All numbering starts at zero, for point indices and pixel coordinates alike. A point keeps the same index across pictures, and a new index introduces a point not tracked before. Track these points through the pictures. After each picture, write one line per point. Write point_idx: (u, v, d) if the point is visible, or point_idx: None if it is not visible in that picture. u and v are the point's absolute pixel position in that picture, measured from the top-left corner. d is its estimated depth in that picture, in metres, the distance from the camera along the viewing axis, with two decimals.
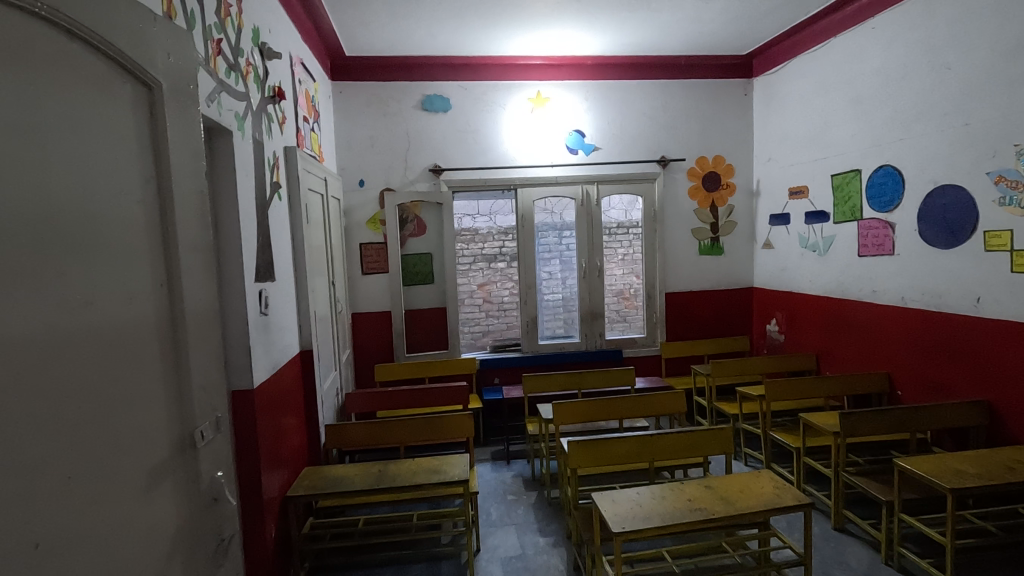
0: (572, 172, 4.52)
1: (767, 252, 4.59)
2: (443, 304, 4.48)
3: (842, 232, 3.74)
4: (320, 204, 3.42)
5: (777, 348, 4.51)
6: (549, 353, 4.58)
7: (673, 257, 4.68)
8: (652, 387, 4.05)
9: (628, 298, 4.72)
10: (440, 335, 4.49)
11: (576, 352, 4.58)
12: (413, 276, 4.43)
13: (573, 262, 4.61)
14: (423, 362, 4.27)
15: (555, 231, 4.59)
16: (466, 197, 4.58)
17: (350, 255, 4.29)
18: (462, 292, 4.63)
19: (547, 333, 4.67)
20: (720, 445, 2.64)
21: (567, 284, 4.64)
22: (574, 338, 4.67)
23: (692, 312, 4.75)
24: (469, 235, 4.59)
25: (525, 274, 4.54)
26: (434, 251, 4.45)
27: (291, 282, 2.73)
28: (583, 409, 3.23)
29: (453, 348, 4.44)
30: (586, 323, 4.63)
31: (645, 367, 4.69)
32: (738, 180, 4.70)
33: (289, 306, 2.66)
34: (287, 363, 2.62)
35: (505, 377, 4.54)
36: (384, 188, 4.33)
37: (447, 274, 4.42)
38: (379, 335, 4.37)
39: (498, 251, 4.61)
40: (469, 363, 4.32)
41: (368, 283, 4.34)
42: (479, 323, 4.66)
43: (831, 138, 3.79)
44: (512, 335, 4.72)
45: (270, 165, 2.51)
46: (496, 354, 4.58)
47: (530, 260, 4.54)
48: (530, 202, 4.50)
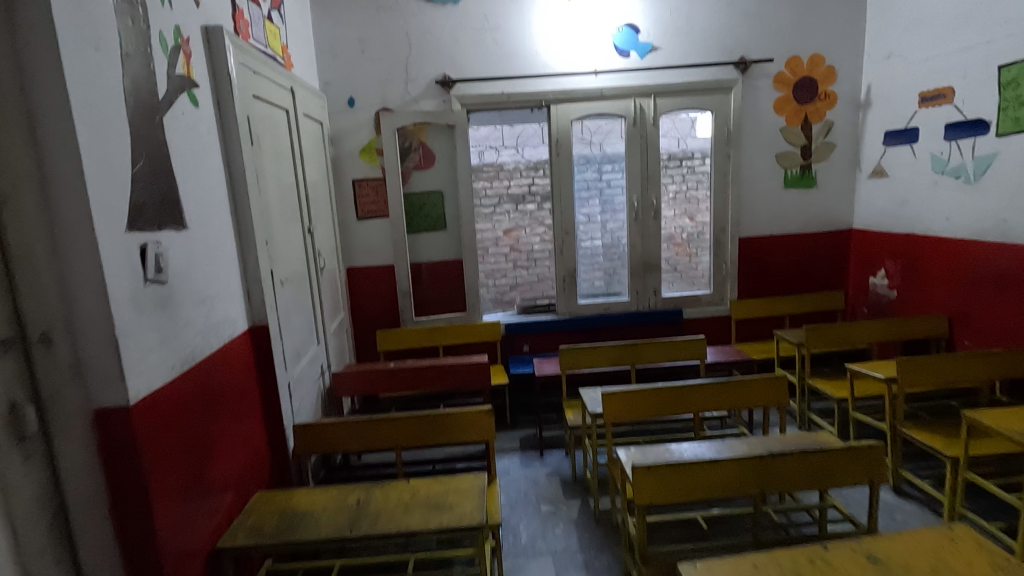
0: (622, 81, 3.47)
1: (876, 182, 3.51)
2: (457, 255, 3.60)
3: (1009, 149, 2.66)
4: (284, 124, 2.51)
5: (882, 307, 3.51)
6: (590, 314, 3.68)
7: (751, 192, 3.65)
8: (728, 359, 3.14)
9: (680, 245, 3.78)
10: (457, 294, 3.65)
11: (624, 313, 3.67)
12: (418, 221, 3.54)
13: (622, 201, 3.64)
14: (435, 328, 3.46)
15: (589, 164, 3.64)
16: (485, 122, 3.78)
17: (341, 197, 3.42)
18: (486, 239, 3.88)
19: (586, 290, 3.77)
20: (861, 470, 1.75)
21: (613, 229, 3.71)
22: (621, 296, 3.76)
23: (773, 262, 3.75)
24: (494, 170, 3.83)
25: (560, 217, 3.59)
26: (445, 190, 3.54)
27: (221, 230, 1.87)
28: (644, 402, 2.36)
29: (472, 309, 3.60)
30: (638, 277, 3.70)
31: (710, 330, 3.76)
32: (840, 88, 3.57)
33: (216, 264, 1.82)
34: (220, 349, 1.81)
35: (536, 346, 3.68)
36: (380, 108, 3.38)
37: (463, 219, 3.52)
38: (380, 295, 3.55)
39: (526, 189, 3.82)
40: (491, 328, 3.51)
41: (364, 232, 3.48)
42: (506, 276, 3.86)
43: (1003, 12, 2.64)
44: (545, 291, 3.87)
45: (168, 47, 1.61)
46: (524, 317, 3.71)
47: (567, 198, 3.58)
48: (566, 122, 3.50)
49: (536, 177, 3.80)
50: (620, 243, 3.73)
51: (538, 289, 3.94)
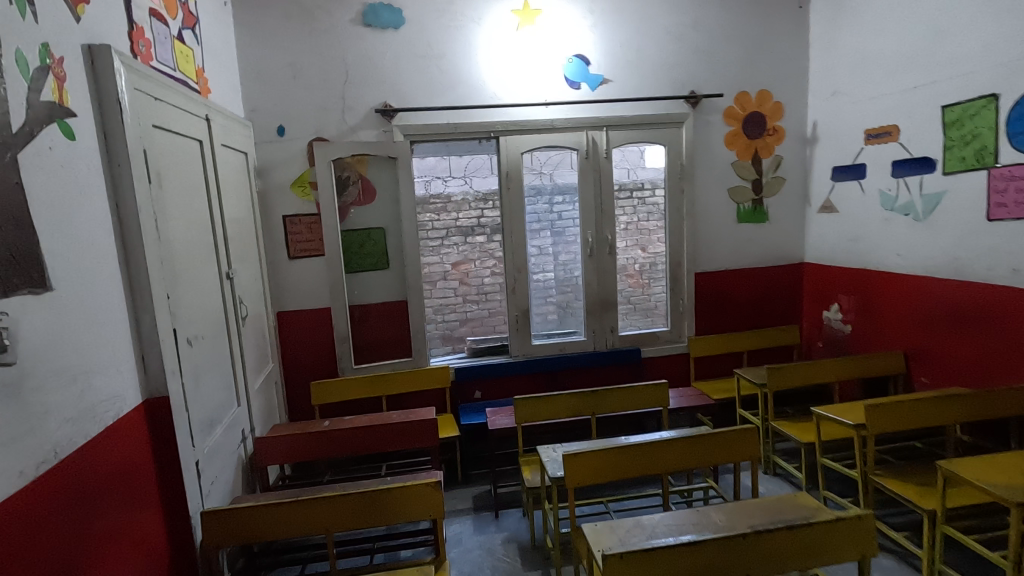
0: (573, 113, 3.34)
1: (826, 217, 3.51)
2: (402, 296, 3.31)
3: (957, 187, 2.67)
4: (197, 157, 2.20)
5: (838, 342, 3.47)
6: (546, 356, 3.47)
7: (705, 227, 3.57)
8: (690, 402, 2.99)
9: (634, 277, 3.63)
10: (401, 338, 3.35)
11: (581, 354, 3.48)
12: (358, 260, 3.24)
13: (577, 236, 3.48)
14: (378, 376, 3.16)
15: (540, 196, 3.46)
16: (435, 148, 3.47)
17: (271, 234, 3.10)
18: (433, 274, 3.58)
19: (540, 330, 3.57)
20: (851, 544, 1.58)
21: (569, 264, 3.51)
22: (577, 335, 3.58)
23: (729, 297, 3.67)
24: (441, 203, 3.51)
25: (512, 254, 3.39)
26: (387, 225, 3.26)
27: (106, 288, 1.55)
28: (609, 463, 2.14)
29: (418, 354, 3.31)
30: (594, 316, 3.53)
31: (669, 369, 3.62)
32: (788, 124, 3.58)
33: (97, 329, 1.49)
34: (101, 436, 1.46)
35: (489, 392, 3.43)
36: (314, 138, 3.10)
37: (407, 257, 3.25)
38: (316, 342, 3.21)
39: (475, 222, 3.53)
40: (438, 375, 3.25)
41: (297, 273, 3.16)
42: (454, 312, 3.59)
43: (945, 53, 2.69)
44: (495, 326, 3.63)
45: (29, 66, 1.31)
46: (475, 360, 3.45)
47: (519, 234, 3.38)
48: (517, 154, 3.33)
49: (484, 209, 3.53)
50: (577, 279, 3.54)
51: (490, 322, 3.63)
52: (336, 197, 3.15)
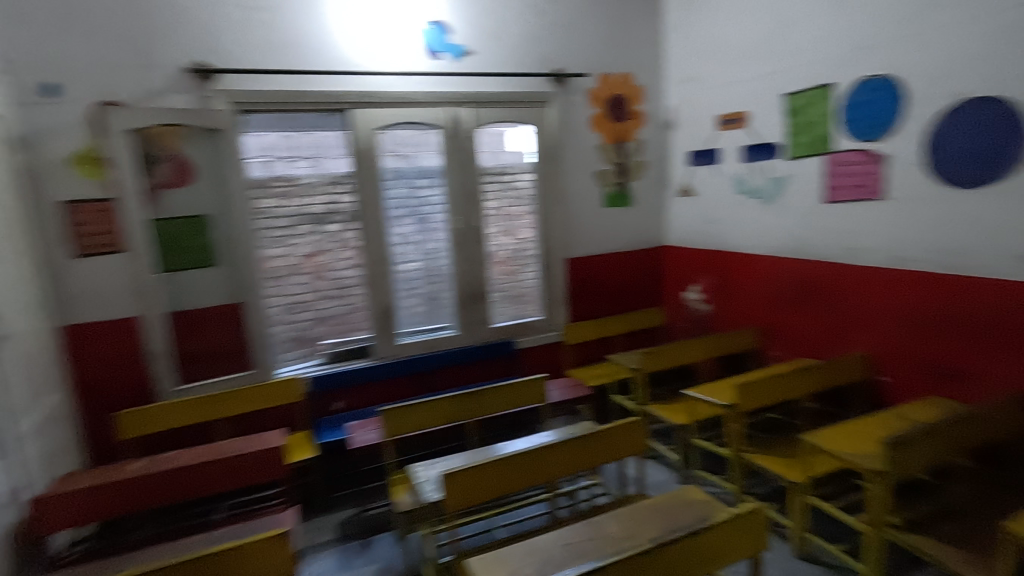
0: (434, 87, 3.02)
1: (684, 201, 3.61)
2: (237, 298, 2.78)
3: (800, 172, 2.84)
4: None
5: (699, 322, 3.60)
6: (415, 357, 3.14)
7: (574, 211, 3.48)
8: (568, 394, 2.88)
9: (504, 264, 3.37)
10: (238, 348, 2.81)
11: (453, 350, 3.23)
12: (175, 256, 2.63)
13: (443, 223, 3.18)
14: (210, 397, 2.62)
15: (402, 176, 3.05)
16: (275, 119, 2.81)
17: (43, 227, 2.37)
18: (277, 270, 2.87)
19: (407, 329, 3.19)
20: (745, 540, 1.53)
21: (437, 253, 3.20)
22: (449, 331, 3.29)
23: (599, 282, 3.63)
24: (286, 185, 2.84)
25: (369, 243, 3.01)
26: (213, 213, 2.70)
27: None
28: (491, 478, 1.90)
29: (262, 366, 2.83)
30: (465, 309, 3.28)
31: (544, 360, 3.50)
32: (648, 108, 3.60)
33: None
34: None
35: (352, 402, 3.02)
36: (101, 101, 2.42)
37: (242, 250, 2.73)
38: (120, 361, 2.56)
39: (329, 208, 2.93)
40: (288, 390, 2.76)
41: (88, 275, 2.47)
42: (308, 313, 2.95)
43: (787, 43, 2.83)
44: (358, 332, 3.09)
45: None
46: (334, 368, 3.00)
47: (376, 220, 3.01)
48: (370, 131, 2.93)
49: (339, 193, 2.95)
50: (446, 267, 3.23)
51: (352, 322, 3.07)
52: (140, 178, 2.51)
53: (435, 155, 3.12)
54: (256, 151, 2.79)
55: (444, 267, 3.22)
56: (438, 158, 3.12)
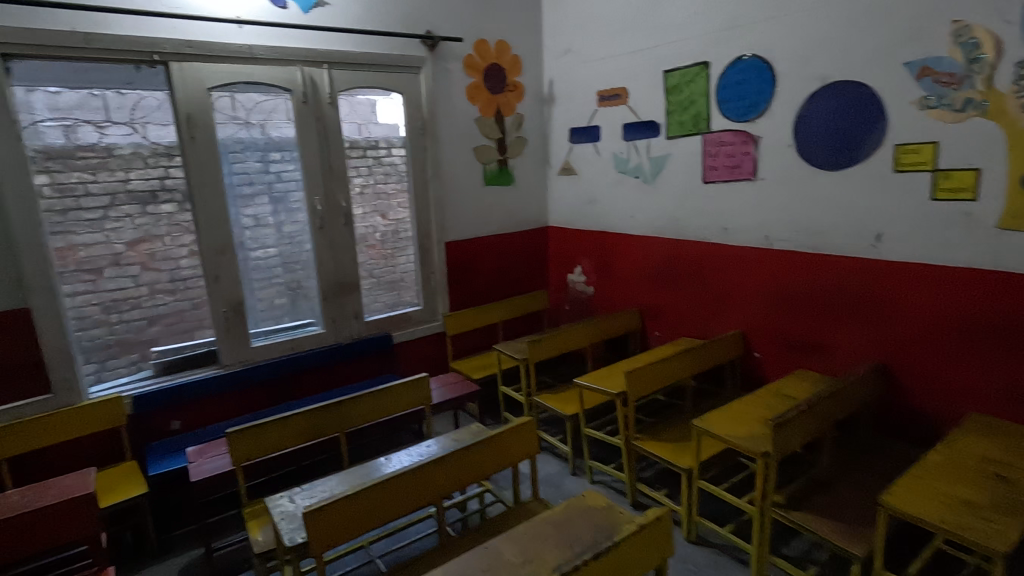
0: (280, 41, 2.54)
1: (565, 180, 3.49)
2: (20, 302, 2.12)
3: (678, 151, 2.82)
4: None
5: (582, 304, 3.54)
6: (272, 359, 2.70)
7: (452, 190, 3.20)
8: (452, 391, 2.64)
9: (377, 249, 3.02)
10: (26, 369, 2.16)
11: (320, 350, 2.83)
12: None
13: (300, 203, 2.72)
14: None
15: (243, 147, 2.56)
16: (70, 72, 2.22)
17: None
18: (91, 259, 2.30)
19: (261, 327, 2.72)
20: (653, 549, 1.41)
21: (294, 239, 2.75)
22: (314, 328, 2.87)
23: (480, 266, 3.41)
24: (98, 157, 2.27)
25: (207, 229, 2.47)
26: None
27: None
28: (366, 509, 1.60)
29: (64, 388, 2.22)
30: (332, 302, 2.87)
31: (424, 352, 3.22)
32: (525, 80, 3.40)
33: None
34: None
35: (193, 419, 2.52)
36: None
37: (23, 241, 2.09)
38: None
39: (158, 183, 2.40)
40: (106, 411, 2.22)
41: None
42: (136, 308, 2.43)
43: (664, 18, 2.76)
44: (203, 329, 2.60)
45: None
46: (166, 382, 2.45)
47: (218, 200, 2.48)
48: (200, 89, 2.38)
49: (170, 166, 2.43)
50: (306, 254, 2.79)
51: (196, 320, 2.57)
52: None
53: (287, 123, 2.65)
54: (47, 112, 2.19)
55: (304, 254, 2.79)
56: (290, 127, 2.66)
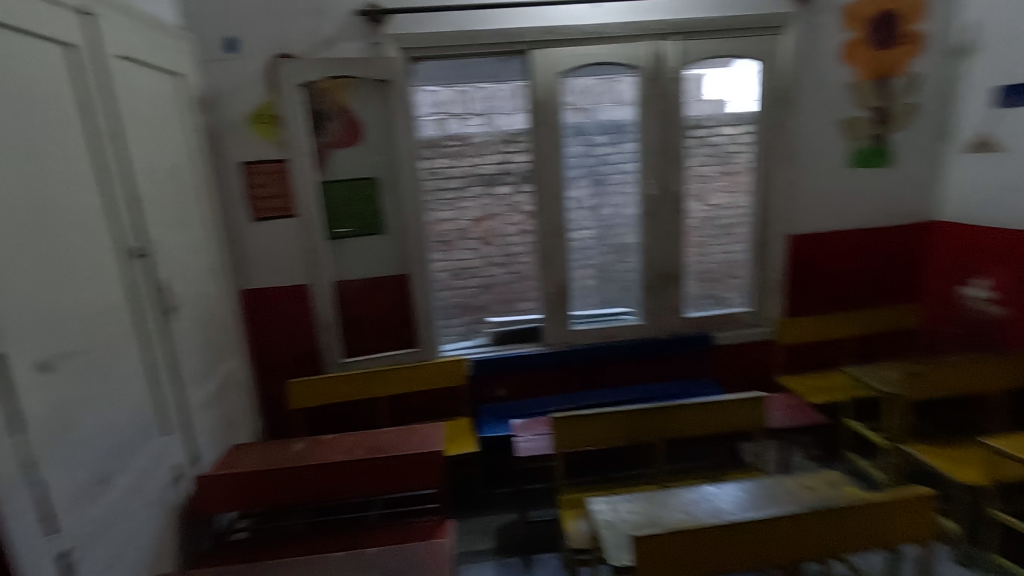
0: (633, 17, 2.42)
1: (977, 159, 2.56)
2: (402, 270, 2.53)
3: None
4: (61, 69, 1.39)
5: (982, 330, 2.58)
6: (590, 345, 2.68)
7: (806, 173, 2.67)
8: (789, 416, 2.20)
9: (707, 240, 2.72)
10: (402, 325, 2.58)
11: (633, 341, 2.70)
12: (343, 222, 2.42)
13: (630, 189, 2.62)
14: (371, 373, 2.46)
15: (576, 136, 2.53)
16: (449, 71, 2.46)
17: (224, 190, 2.31)
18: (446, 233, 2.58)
19: (581, 312, 2.72)
20: None
21: (611, 226, 2.65)
22: (632, 319, 2.75)
23: (830, 267, 2.79)
24: (458, 146, 2.51)
25: (548, 213, 2.57)
26: (381, 175, 2.43)
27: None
28: (701, 550, 1.37)
29: (425, 345, 2.58)
30: (652, 293, 2.71)
31: (746, 360, 2.81)
32: (930, 27, 2.57)
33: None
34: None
35: (516, 390, 2.68)
36: (277, 55, 2.25)
37: (408, 217, 2.45)
38: (291, 329, 2.47)
39: (500, 168, 2.54)
40: (454, 370, 2.53)
41: (263, 240, 2.38)
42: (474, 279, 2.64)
43: None
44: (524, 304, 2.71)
45: None
46: (500, 352, 2.66)
47: (558, 184, 2.55)
48: (553, 77, 2.44)
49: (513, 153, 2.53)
50: (624, 242, 2.68)
51: (518, 294, 2.69)
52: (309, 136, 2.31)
53: (624, 104, 2.54)
54: (428, 107, 2.48)
55: (621, 243, 2.67)
56: (628, 108, 2.54)
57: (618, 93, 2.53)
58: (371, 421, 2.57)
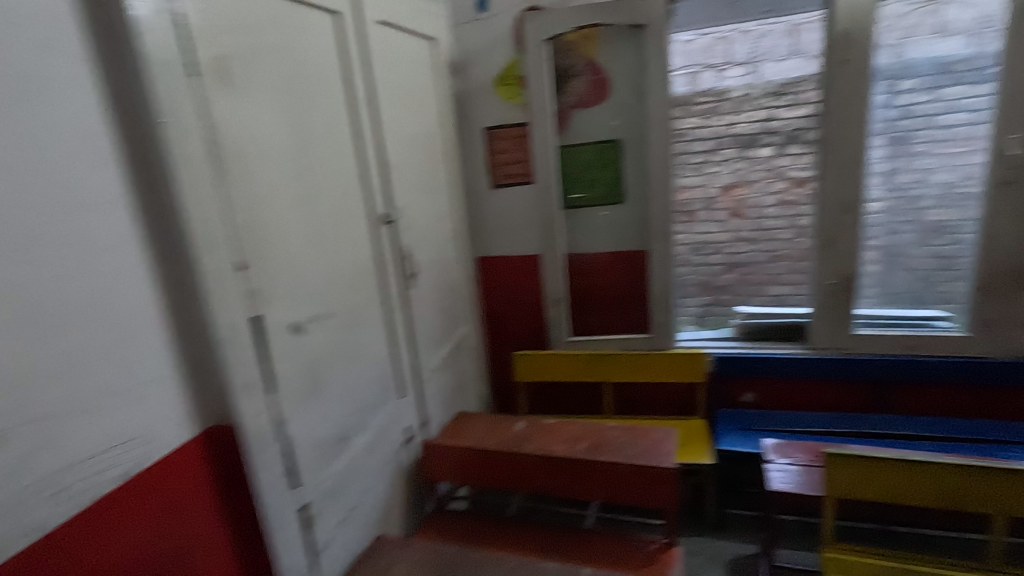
0: None
1: None
2: (641, 247, 2.23)
3: None
4: (328, 40, 1.43)
5: None
6: (881, 358, 2.04)
7: None
8: None
9: None
10: (634, 307, 2.31)
11: (949, 361, 1.97)
12: (580, 192, 2.22)
13: (960, 149, 1.90)
14: (597, 355, 2.28)
15: (884, 85, 1.91)
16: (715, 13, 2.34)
17: (469, 156, 2.31)
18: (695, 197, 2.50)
19: (866, 312, 2.10)
20: None
21: (913, 197, 1.98)
22: (954, 329, 2.00)
23: None
24: (711, 103, 2.39)
25: (842, 185, 1.95)
26: (626, 138, 2.12)
27: (89, 267, 0.88)
28: None
29: (659, 334, 2.25)
30: (997, 298, 1.89)
31: None
32: None
33: (56, 343, 0.83)
34: (60, 532, 0.82)
35: (766, 399, 2.21)
36: (525, 10, 2.10)
37: (654, 188, 2.10)
38: (522, 299, 2.41)
39: (758, 128, 2.34)
40: (693, 366, 2.20)
41: (500, 207, 2.33)
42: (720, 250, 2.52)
43: None
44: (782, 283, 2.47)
45: None
46: (752, 351, 2.21)
47: (859, 143, 1.90)
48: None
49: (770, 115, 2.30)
50: (935, 220, 1.97)
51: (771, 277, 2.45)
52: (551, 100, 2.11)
53: (950, 35, 1.84)
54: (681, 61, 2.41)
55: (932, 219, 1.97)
56: (958, 40, 1.84)
57: (943, 21, 1.84)
58: (595, 404, 2.40)
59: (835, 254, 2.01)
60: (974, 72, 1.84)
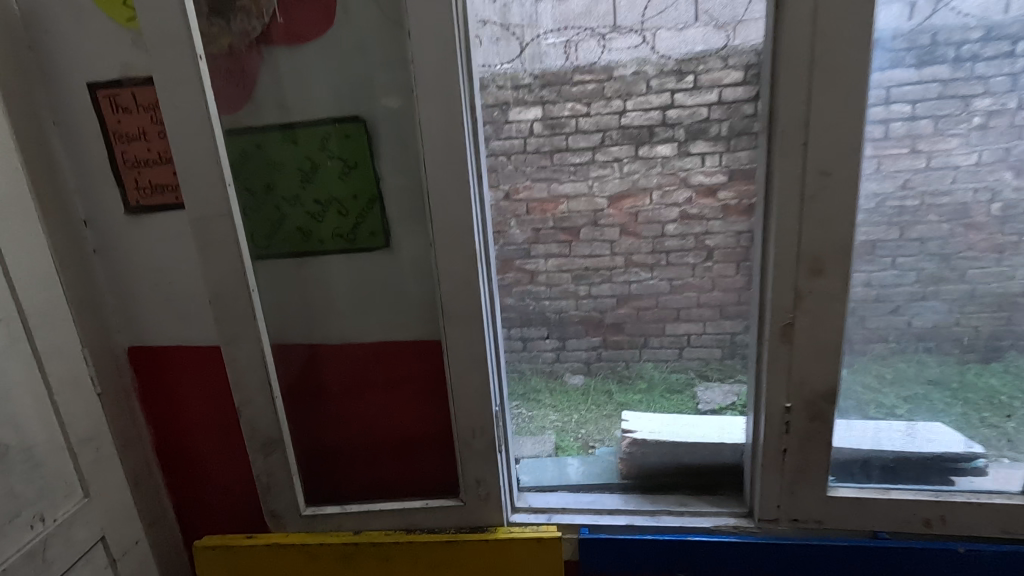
0: None
1: None
2: (430, 335, 1.11)
3: None
4: None
5: None
6: (878, 543, 1.08)
7: None
8: None
9: None
10: (429, 441, 1.21)
11: (999, 551, 1.04)
12: (302, 223, 1.08)
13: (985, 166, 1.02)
14: (354, 546, 1.15)
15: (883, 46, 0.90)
16: None
17: (74, 148, 1.10)
18: (582, 215, 2.20)
19: (846, 454, 1.13)
20: None
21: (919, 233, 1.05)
22: (1000, 487, 1.07)
23: None
24: (596, 83, 1.94)
25: (814, 221, 0.95)
26: (381, 113, 1.00)
27: None
28: None
29: (473, 500, 1.15)
30: None
31: None
32: None
33: None
34: None
35: None
36: None
37: (437, 221, 0.98)
38: (220, 426, 1.26)
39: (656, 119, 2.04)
40: (538, 565, 1.13)
41: (155, 254, 1.14)
42: (612, 280, 2.27)
43: None
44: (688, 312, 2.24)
45: None
46: (646, 524, 1.18)
47: (848, 135, 0.90)
48: None
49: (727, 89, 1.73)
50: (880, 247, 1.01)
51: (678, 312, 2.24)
52: (206, 20, 0.96)
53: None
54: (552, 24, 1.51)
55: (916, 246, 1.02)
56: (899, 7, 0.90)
57: None
58: None
59: (799, 354, 1.02)
60: (920, 51, 0.93)
